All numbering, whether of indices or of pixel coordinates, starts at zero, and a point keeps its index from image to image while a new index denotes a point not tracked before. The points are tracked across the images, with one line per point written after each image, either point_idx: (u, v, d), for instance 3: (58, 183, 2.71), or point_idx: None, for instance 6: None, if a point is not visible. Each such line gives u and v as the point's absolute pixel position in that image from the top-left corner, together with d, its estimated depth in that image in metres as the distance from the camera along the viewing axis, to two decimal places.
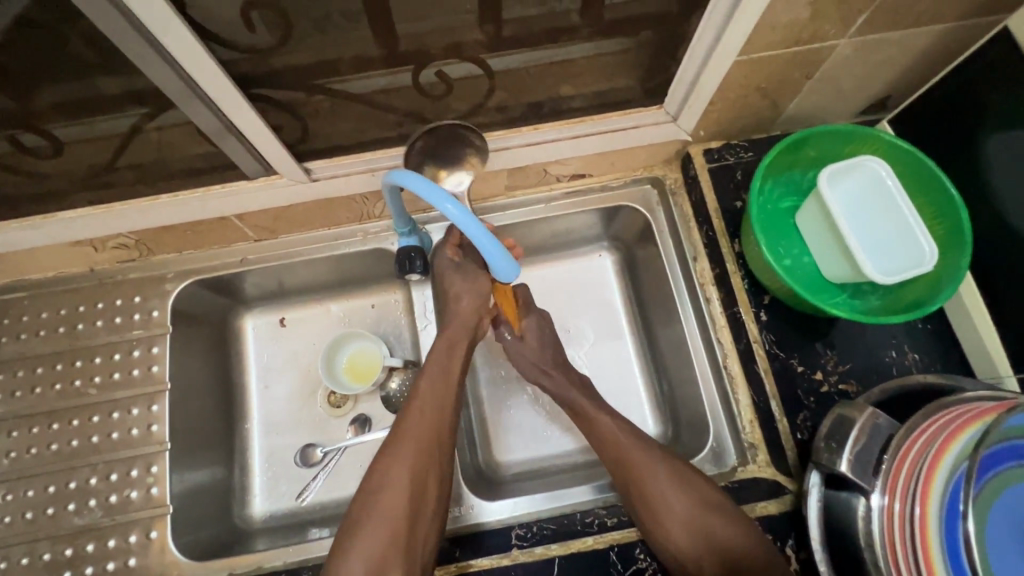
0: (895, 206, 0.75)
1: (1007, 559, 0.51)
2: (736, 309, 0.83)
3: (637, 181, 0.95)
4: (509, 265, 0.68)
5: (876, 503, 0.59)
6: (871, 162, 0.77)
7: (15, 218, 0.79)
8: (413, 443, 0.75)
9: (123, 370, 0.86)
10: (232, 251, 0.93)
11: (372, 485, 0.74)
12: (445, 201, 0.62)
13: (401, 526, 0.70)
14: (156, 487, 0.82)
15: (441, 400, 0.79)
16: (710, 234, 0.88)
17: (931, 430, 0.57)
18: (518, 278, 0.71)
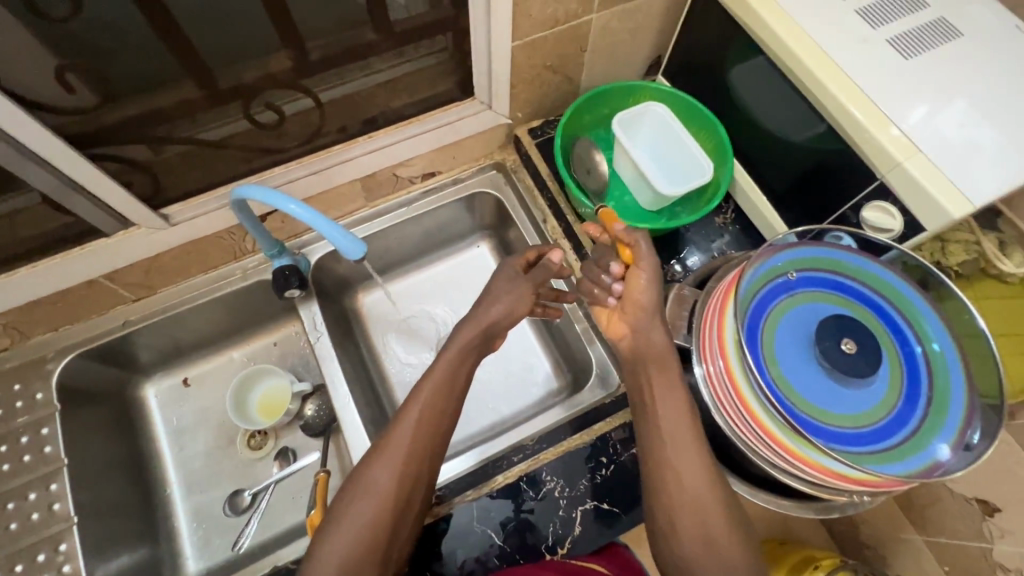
0: (679, 136, 0.92)
1: (797, 373, 0.62)
2: (583, 251, 0.96)
3: (482, 168, 1.07)
4: (354, 245, 0.74)
5: (700, 372, 0.69)
6: (655, 107, 0.94)
7: None
8: (402, 451, 0.70)
9: (13, 460, 0.85)
10: (113, 315, 0.95)
11: (352, 493, 0.69)
12: (287, 202, 0.71)
13: (380, 533, 0.67)
14: (67, 564, 0.80)
15: (435, 412, 0.73)
16: (550, 196, 1.01)
17: (715, 304, 0.69)
18: (365, 253, 0.76)
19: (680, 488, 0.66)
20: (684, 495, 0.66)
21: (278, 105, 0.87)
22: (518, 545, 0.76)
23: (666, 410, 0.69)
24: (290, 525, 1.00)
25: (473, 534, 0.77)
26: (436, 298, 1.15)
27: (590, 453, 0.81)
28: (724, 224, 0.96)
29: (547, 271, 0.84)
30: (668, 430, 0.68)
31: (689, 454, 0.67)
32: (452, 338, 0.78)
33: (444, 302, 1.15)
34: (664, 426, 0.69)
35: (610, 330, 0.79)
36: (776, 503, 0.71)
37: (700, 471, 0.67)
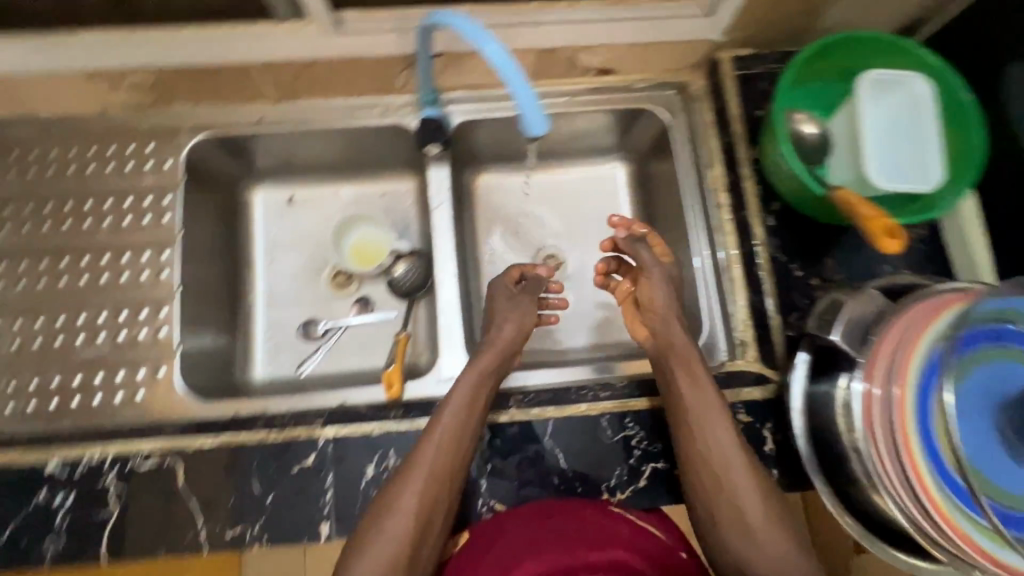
0: (923, 127, 0.76)
1: (981, 435, 0.54)
2: (745, 213, 0.86)
3: (661, 86, 0.94)
4: (540, 123, 0.64)
5: (857, 388, 0.61)
6: (917, 82, 0.76)
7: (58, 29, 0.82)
8: (423, 472, 0.67)
9: (134, 216, 0.86)
10: (250, 109, 0.90)
11: (375, 512, 0.66)
12: (500, 60, 0.62)
13: (403, 550, 0.64)
14: (164, 329, 0.83)
15: (457, 430, 0.70)
16: (729, 140, 0.89)
17: (901, 327, 0.59)
18: (546, 132, 0.65)
19: (715, 475, 0.68)
20: (732, 519, 0.67)
21: None
22: (580, 473, 0.76)
23: (699, 417, 0.70)
24: (352, 369, 1.01)
25: (540, 448, 0.76)
26: (551, 206, 1.09)
27: None
28: (910, 240, 0.83)
29: (539, 283, 0.86)
30: (711, 437, 0.69)
31: (732, 458, 0.68)
32: (470, 365, 0.75)
33: (559, 214, 1.08)
34: (705, 431, 0.70)
35: (636, 335, 0.83)
36: (868, 539, 0.64)
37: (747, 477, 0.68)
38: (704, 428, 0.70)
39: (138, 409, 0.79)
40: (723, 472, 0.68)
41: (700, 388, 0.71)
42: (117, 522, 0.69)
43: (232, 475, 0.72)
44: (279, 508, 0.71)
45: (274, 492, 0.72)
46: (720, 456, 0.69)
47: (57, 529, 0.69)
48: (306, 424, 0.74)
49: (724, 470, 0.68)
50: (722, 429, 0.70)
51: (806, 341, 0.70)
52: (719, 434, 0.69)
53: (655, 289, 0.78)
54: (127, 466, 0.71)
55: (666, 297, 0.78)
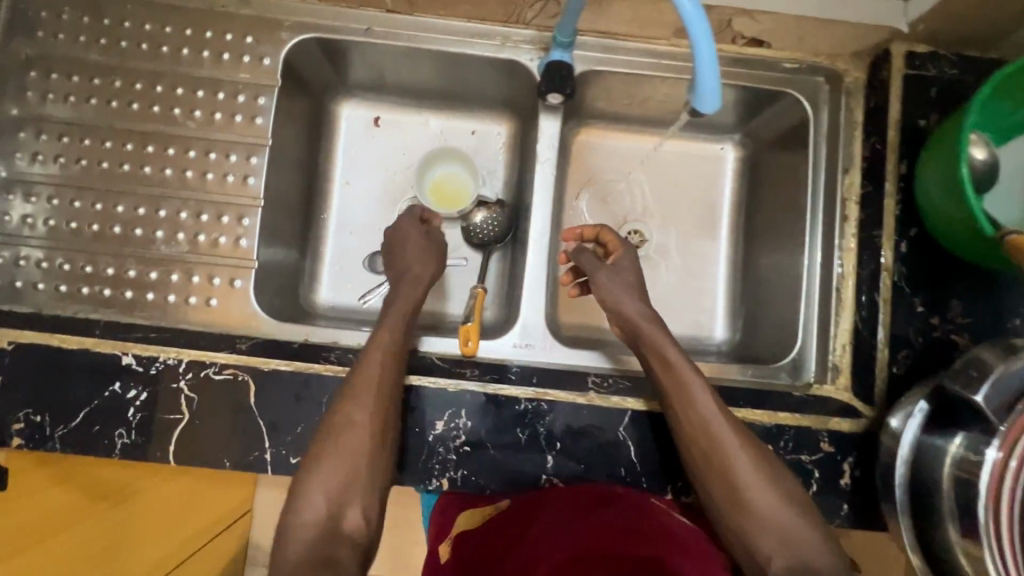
0: None
1: None
2: (876, 233, 0.78)
3: (812, 70, 0.84)
4: (710, 105, 0.55)
5: (990, 455, 0.56)
6: None
7: None
8: (364, 399, 0.66)
9: (225, 113, 0.80)
10: (360, 15, 0.82)
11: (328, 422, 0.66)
12: (701, 38, 0.51)
13: (360, 466, 0.64)
14: (245, 239, 0.79)
15: (388, 355, 0.69)
16: (878, 147, 0.79)
17: None
18: (715, 110, 0.56)
19: (724, 474, 0.66)
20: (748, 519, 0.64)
21: None
22: (649, 470, 0.72)
23: (682, 391, 0.68)
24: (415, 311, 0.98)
25: (612, 439, 0.72)
26: (647, 178, 1.01)
27: (761, 435, 0.74)
28: None
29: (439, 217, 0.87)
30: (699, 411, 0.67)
31: (723, 433, 0.66)
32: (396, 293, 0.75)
33: (656, 190, 1.01)
34: (691, 408, 0.67)
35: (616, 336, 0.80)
36: None
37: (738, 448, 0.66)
38: (689, 406, 0.67)
39: (210, 317, 0.77)
40: (712, 446, 0.66)
41: (677, 370, 0.68)
42: (187, 427, 0.69)
43: (301, 405, 0.70)
44: None
45: None
46: (711, 432, 0.66)
47: (129, 421, 0.68)
48: None
49: (715, 444, 0.66)
50: (707, 401, 0.67)
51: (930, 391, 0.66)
52: (704, 407, 0.67)
53: (602, 277, 0.76)
54: (201, 372, 0.70)
55: (631, 290, 0.75)
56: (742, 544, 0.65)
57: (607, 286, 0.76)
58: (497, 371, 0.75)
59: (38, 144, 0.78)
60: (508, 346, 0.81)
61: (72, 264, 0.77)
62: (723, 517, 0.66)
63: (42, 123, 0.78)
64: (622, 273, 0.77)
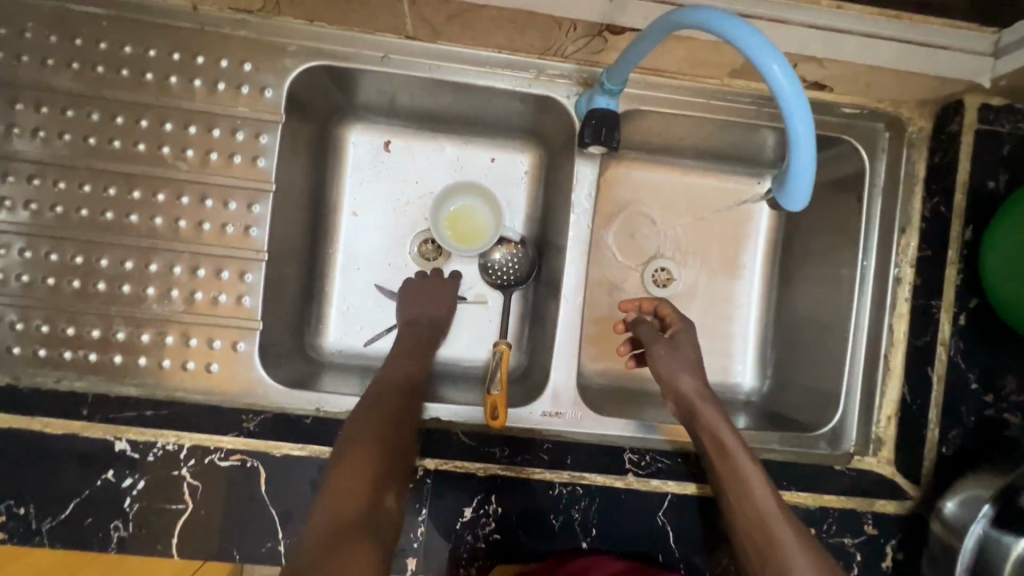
0: None
1: None
2: (934, 303, 0.73)
3: (872, 115, 0.77)
4: (800, 195, 0.50)
5: None
6: None
7: None
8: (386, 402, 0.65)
9: (222, 153, 0.71)
10: (374, 41, 0.72)
11: (351, 421, 0.63)
12: (799, 120, 0.45)
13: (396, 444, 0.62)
14: (248, 297, 0.71)
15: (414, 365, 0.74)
16: (940, 209, 0.73)
17: None
18: (804, 204, 0.51)
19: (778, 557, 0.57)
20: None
21: None
22: (687, 558, 0.68)
23: (736, 477, 0.63)
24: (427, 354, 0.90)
25: (650, 523, 0.68)
26: (679, 215, 0.93)
27: (804, 518, 0.70)
28: None
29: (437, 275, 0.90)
30: (753, 499, 0.61)
31: (782, 531, 0.59)
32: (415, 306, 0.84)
33: (690, 230, 0.93)
34: (745, 495, 0.62)
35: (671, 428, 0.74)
36: None
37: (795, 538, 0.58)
38: (745, 496, 0.62)
39: (210, 384, 0.70)
40: (766, 542, 0.58)
41: (735, 458, 0.64)
42: (191, 518, 0.62)
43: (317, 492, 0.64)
44: None
45: None
46: (768, 526, 0.59)
47: (125, 513, 0.62)
48: None
49: (768, 536, 0.59)
50: (763, 491, 0.62)
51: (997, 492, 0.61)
52: (761, 498, 0.61)
53: (660, 346, 0.72)
54: (205, 458, 0.63)
55: (689, 367, 0.71)
56: None
57: (664, 360, 0.71)
58: (526, 450, 0.69)
59: (5, 187, 0.68)
60: (538, 414, 0.74)
61: (51, 326, 0.68)
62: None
63: (9, 162, 0.68)
64: (681, 347, 0.73)
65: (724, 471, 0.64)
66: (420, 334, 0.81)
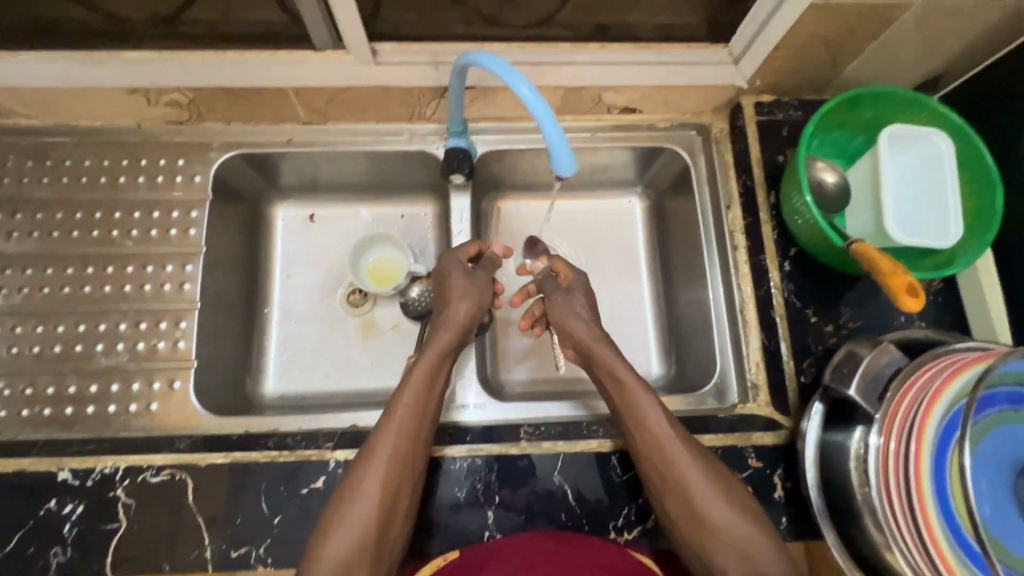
0: (943, 186, 0.75)
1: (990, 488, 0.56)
2: (762, 257, 0.86)
3: (683, 126, 0.96)
4: (570, 169, 0.64)
5: (873, 443, 0.64)
6: (936, 136, 0.76)
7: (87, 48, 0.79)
8: (382, 457, 0.67)
9: (161, 229, 0.88)
10: (280, 130, 0.92)
11: (343, 486, 0.67)
12: (546, 120, 0.61)
13: (368, 541, 0.63)
14: (183, 341, 0.84)
15: (424, 390, 0.72)
16: (749, 184, 0.90)
17: (924, 377, 0.61)
18: (574, 173, 0.64)
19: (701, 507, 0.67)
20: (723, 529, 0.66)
21: None
22: (588, 511, 0.74)
23: (634, 411, 0.71)
24: (363, 387, 1.00)
25: (548, 483, 0.75)
26: (565, 234, 1.06)
27: None
28: (925, 292, 0.82)
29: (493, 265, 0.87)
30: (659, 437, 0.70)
31: (691, 470, 0.68)
32: (428, 345, 0.76)
33: (579, 246, 1.06)
34: (643, 426, 0.71)
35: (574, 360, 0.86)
36: None
37: (705, 488, 0.67)
38: (641, 423, 0.71)
39: (150, 421, 0.79)
40: (665, 461, 0.69)
41: (628, 390, 0.73)
42: (126, 534, 0.70)
43: (241, 494, 0.72)
44: (286, 528, 0.71)
45: (281, 513, 0.71)
46: (676, 465, 0.68)
47: (65, 538, 0.69)
48: (317, 447, 0.75)
49: (664, 458, 0.69)
50: (659, 417, 0.70)
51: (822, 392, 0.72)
52: (657, 423, 0.70)
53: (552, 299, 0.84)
54: (138, 477, 0.72)
55: (577, 313, 0.81)
56: (701, 561, 0.67)
57: (557, 310, 0.83)
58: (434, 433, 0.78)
59: None
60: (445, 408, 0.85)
61: (12, 388, 0.79)
62: (681, 542, 0.68)
63: None
64: (575, 297, 0.84)
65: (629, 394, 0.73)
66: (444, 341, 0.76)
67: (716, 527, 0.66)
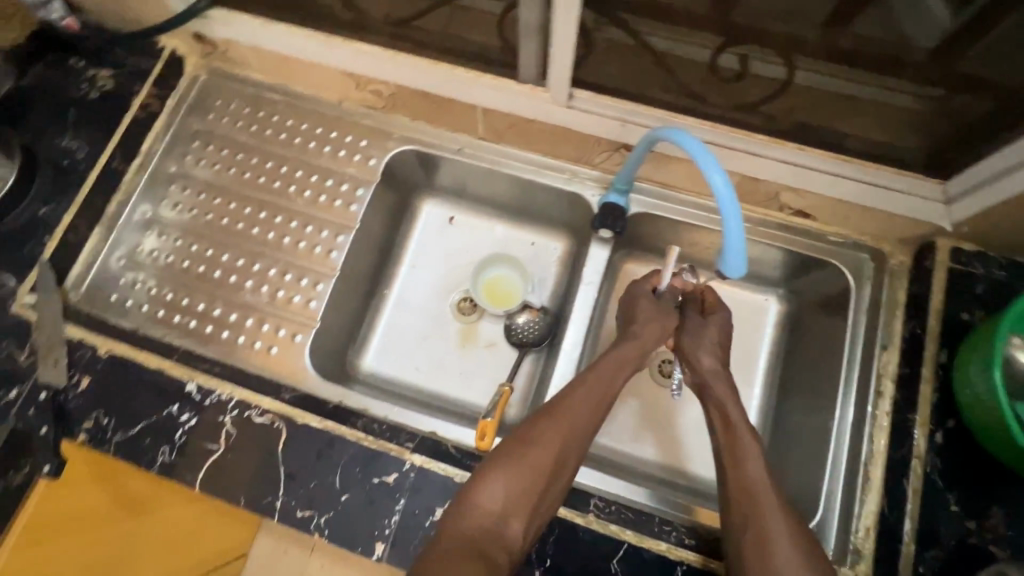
0: None
1: None
2: (911, 416, 0.77)
3: (857, 246, 0.87)
4: (737, 273, 0.65)
5: None
6: None
7: (330, 34, 0.91)
8: (567, 418, 0.71)
9: (329, 196, 0.96)
10: (455, 138, 0.98)
11: (523, 429, 0.71)
12: (731, 216, 0.60)
13: (537, 486, 0.66)
14: (315, 301, 0.91)
15: (607, 381, 0.76)
16: (917, 332, 0.80)
17: None
18: (739, 278, 0.65)
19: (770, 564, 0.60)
20: None
21: (748, 61, 0.82)
22: None
23: (734, 455, 0.69)
24: (445, 391, 1.01)
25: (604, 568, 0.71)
26: None
27: None
28: None
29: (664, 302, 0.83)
30: (748, 477, 0.67)
31: (774, 525, 0.63)
32: (625, 338, 0.80)
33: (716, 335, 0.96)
34: (739, 469, 0.68)
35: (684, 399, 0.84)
36: None
37: (795, 558, 0.60)
38: (738, 467, 0.68)
39: (266, 363, 0.86)
40: (756, 511, 0.64)
41: (734, 427, 0.72)
42: (219, 458, 0.77)
43: (322, 461, 0.77)
44: (348, 508, 0.74)
45: (349, 493, 0.75)
46: (761, 515, 0.64)
47: (173, 442, 0.78)
48: (398, 443, 0.78)
49: (756, 508, 0.64)
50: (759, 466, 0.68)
51: None
52: (755, 470, 0.67)
53: (712, 334, 0.81)
54: (245, 412, 0.79)
55: (711, 351, 0.80)
56: None
57: (691, 337, 0.81)
58: None
59: (181, 196, 0.97)
60: None
61: (174, 295, 0.91)
62: None
63: (189, 180, 0.98)
64: (713, 336, 0.81)
65: (746, 441, 0.70)
66: (632, 345, 0.79)
67: None
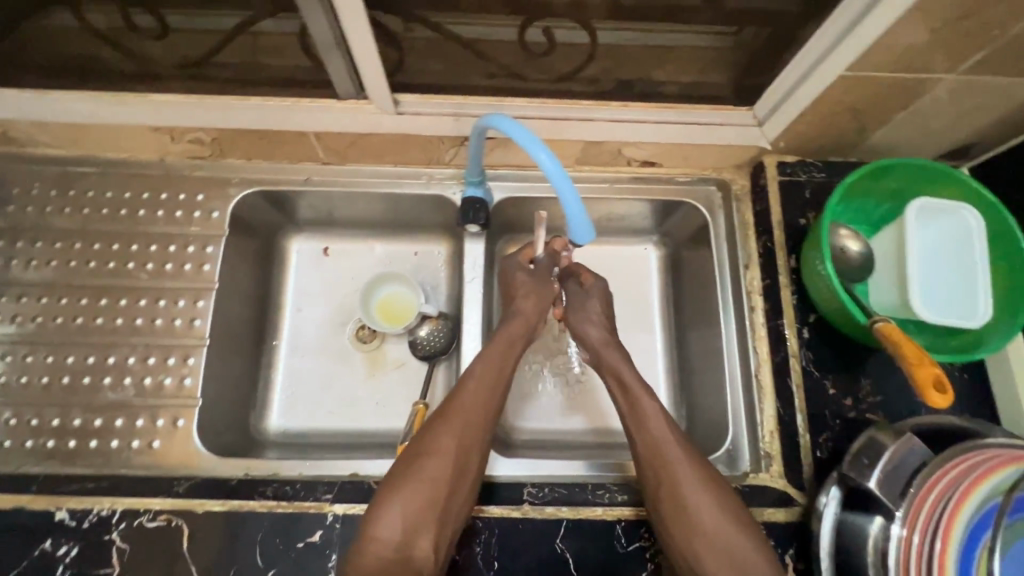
0: (970, 266, 0.72)
1: None
2: (781, 322, 0.84)
3: (704, 181, 0.94)
4: (587, 238, 0.66)
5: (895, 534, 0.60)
6: (965, 212, 0.73)
7: (122, 89, 0.82)
8: (459, 420, 0.71)
9: (176, 263, 0.88)
10: (300, 168, 0.93)
11: (416, 443, 0.70)
12: (565, 189, 0.61)
13: (438, 497, 0.66)
14: (189, 378, 0.83)
15: (495, 372, 0.76)
16: (769, 245, 0.88)
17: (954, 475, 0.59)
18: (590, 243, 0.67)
19: (688, 508, 0.65)
20: (707, 526, 0.64)
21: (553, 32, 0.81)
22: None
23: (637, 414, 0.73)
24: (365, 425, 0.96)
25: (550, 550, 0.72)
26: None
27: None
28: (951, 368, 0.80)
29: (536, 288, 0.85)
30: (650, 430, 0.71)
31: (683, 471, 0.67)
32: (503, 325, 0.80)
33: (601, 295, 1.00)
34: (644, 428, 0.72)
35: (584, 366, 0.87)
36: None
37: (700, 494, 0.66)
38: (643, 425, 0.72)
39: (150, 460, 0.78)
40: (664, 462, 0.68)
41: (629, 385, 0.75)
42: None
43: (236, 544, 0.71)
44: None
45: (275, 566, 0.70)
46: (670, 466, 0.68)
47: None
48: (316, 498, 0.73)
49: (664, 460, 0.68)
50: (659, 421, 0.72)
51: (839, 476, 0.69)
52: (657, 425, 0.71)
53: (590, 301, 0.84)
54: (135, 521, 0.71)
55: (593, 319, 0.83)
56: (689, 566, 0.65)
57: (575, 310, 0.83)
58: None
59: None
60: None
61: (19, 419, 0.80)
62: (673, 547, 0.66)
63: (4, 287, 0.85)
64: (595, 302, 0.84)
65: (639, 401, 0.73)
66: (513, 329, 0.80)
67: (703, 526, 0.64)
